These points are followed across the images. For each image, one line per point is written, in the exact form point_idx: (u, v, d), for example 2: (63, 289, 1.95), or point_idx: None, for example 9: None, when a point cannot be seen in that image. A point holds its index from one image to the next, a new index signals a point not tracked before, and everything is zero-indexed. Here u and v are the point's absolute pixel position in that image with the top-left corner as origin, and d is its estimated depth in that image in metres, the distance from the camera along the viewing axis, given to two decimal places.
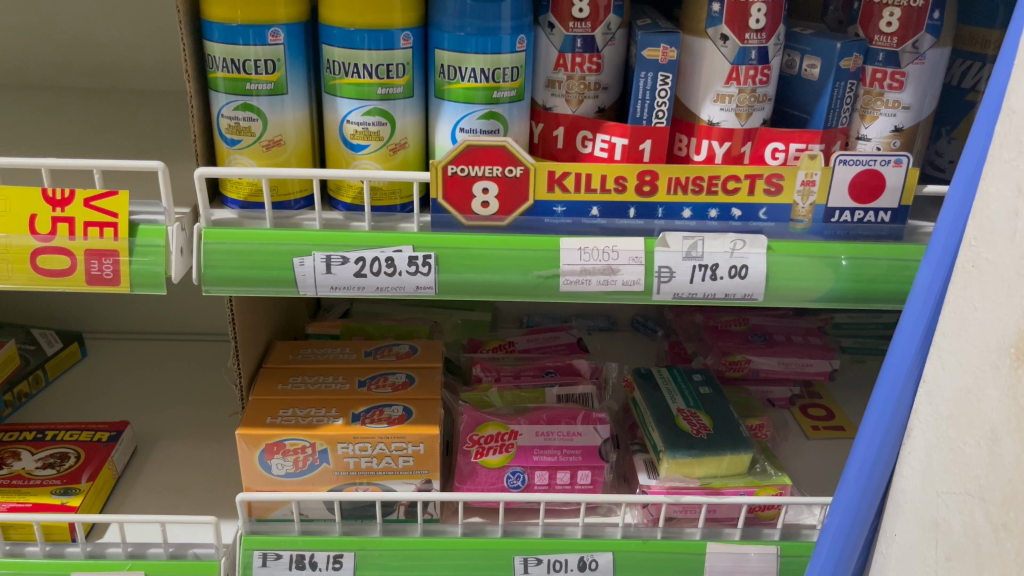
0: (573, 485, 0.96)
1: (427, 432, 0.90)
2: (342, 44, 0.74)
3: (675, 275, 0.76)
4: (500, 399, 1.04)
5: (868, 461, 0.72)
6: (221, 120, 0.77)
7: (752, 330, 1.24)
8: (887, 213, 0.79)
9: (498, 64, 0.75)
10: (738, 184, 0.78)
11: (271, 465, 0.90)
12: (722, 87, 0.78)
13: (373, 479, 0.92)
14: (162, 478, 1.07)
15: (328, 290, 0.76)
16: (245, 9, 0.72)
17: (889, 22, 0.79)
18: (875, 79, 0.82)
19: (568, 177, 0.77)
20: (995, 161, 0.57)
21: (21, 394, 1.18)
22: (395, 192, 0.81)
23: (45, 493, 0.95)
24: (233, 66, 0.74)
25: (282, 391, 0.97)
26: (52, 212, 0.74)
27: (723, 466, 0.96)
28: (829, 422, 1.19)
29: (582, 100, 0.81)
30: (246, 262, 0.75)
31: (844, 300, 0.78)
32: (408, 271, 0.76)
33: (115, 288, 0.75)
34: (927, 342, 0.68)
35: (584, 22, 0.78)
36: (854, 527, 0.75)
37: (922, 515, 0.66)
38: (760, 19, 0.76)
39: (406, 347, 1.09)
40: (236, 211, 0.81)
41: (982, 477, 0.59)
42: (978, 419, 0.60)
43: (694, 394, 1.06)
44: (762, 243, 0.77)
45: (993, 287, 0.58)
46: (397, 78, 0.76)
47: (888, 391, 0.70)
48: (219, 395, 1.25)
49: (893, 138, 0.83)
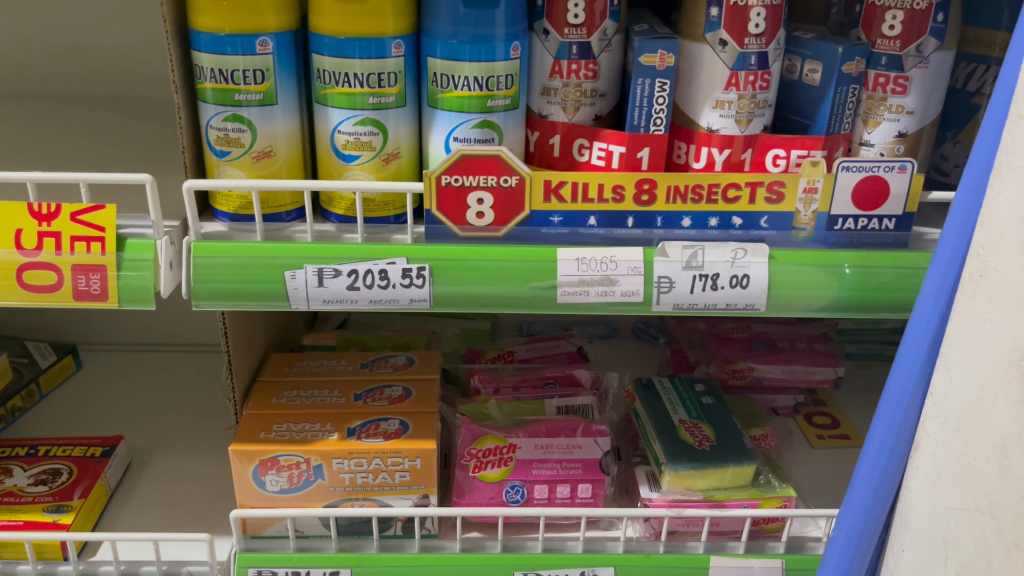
0: (573, 499, 0.93)
1: (423, 446, 0.88)
2: (333, 53, 0.73)
3: (676, 285, 0.74)
4: (499, 411, 1.02)
5: (874, 474, 0.70)
6: (209, 131, 0.75)
7: (756, 337, 1.22)
8: (892, 220, 0.77)
9: (492, 72, 0.73)
10: (738, 192, 0.76)
11: (266, 482, 0.89)
12: (722, 93, 0.77)
13: (370, 495, 0.90)
14: (156, 493, 1.05)
15: (320, 303, 0.74)
16: (233, 19, 0.71)
17: (892, 25, 0.78)
18: (878, 84, 0.80)
19: (564, 187, 0.75)
20: (1002, 168, 0.56)
21: (13, 409, 1.17)
22: (388, 204, 0.79)
23: (37, 511, 0.94)
24: (222, 77, 0.73)
25: (276, 405, 0.95)
26: (38, 227, 0.73)
27: (726, 479, 0.94)
28: (835, 430, 1.17)
29: (579, 107, 0.79)
30: (239, 275, 0.74)
31: (849, 309, 0.76)
32: (401, 284, 0.74)
33: (102, 304, 0.73)
34: (934, 353, 0.66)
35: (579, 27, 0.76)
36: (861, 542, 0.73)
37: (931, 530, 0.65)
38: (760, 23, 0.74)
39: (403, 358, 1.07)
40: (226, 224, 0.79)
41: (994, 494, 0.58)
42: (988, 433, 0.58)
43: (697, 405, 1.04)
44: (763, 251, 0.75)
45: (1002, 298, 0.56)
46: (389, 87, 0.74)
47: (894, 403, 0.68)
48: (215, 407, 1.24)
49: (897, 143, 0.82)
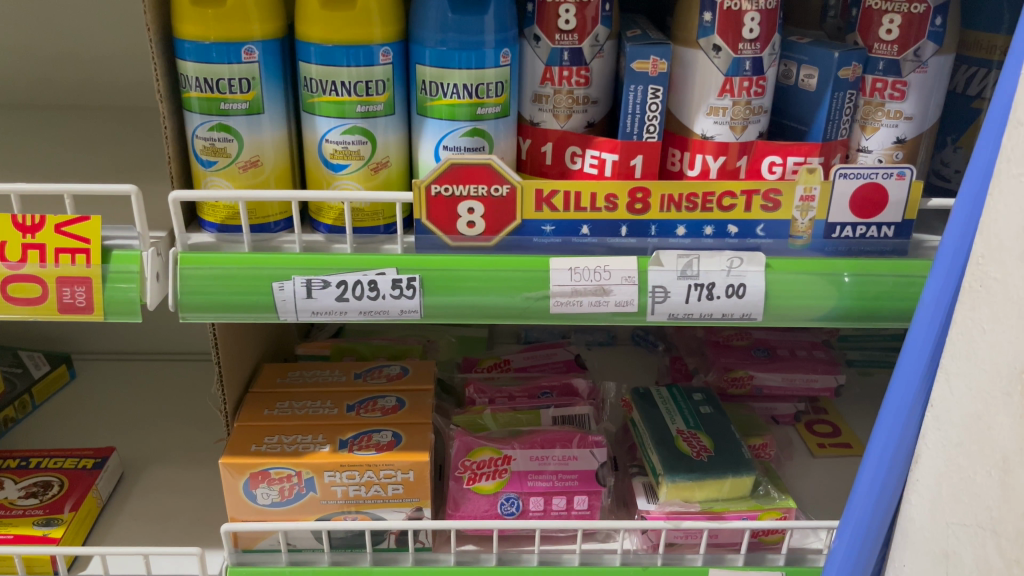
0: (570, 511, 0.92)
1: (416, 458, 0.87)
2: (320, 60, 0.72)
3: (670, 295, 0.73)
4: (494, 422, 1.01)
5: (874, 487, 0.69)
6: (195, 141, 0.74)
7: (755, 345, 1.21)
8: (891, 227, 0.76)
9: (481, 79, 0.72)
10: (734, 200, 0.74)
11: (256, 495, 0.87)
12: (716, 99, 0.75)
13: (362, 508, 0.89)
14: (149, 505, 1.04)
15: (309, 315, 0.73)
16: (217, 27, 0.70)
17: (889, 29, 0.76)
18: (875, 89, 0.79)
19: (556, 196, 0.73)
20: (1001, 175, 0.54)
21: (5, 421, 1.16)
22: (377, 213, 0.78)
23: (26, 525, 0.93)
24: (207, 86, 0.72)
25: (267, 417, 0.94)
26: (22, 239, 0.71)
27: (725, 490, 0.92)
28: (836, 439, 1.15)
29: (570, 114, 0.78)
30: (228, 287, 0.72)
31: (848, 319, 0.75)
32: (391, 295, 0.73)
33: (88, 316, 0.72)
34: (934, 365, 0.64)
35: (570, 33, 0.75)
36: (860, 556, 0.71)
37: (931, 546, 0.63)
38: (754, 28, 0.73)
39: (398, 368, 1.05)
40: (214, 235, 0.78)
41: (995, 510, 0.56)
42: (989, 448, 0.56)
43: (695, 414, 1.02)
44: (759, 260, 0.74)
45: (1002, 309, 0.55)
46: (377, 95, 0.73)
47: (893, 415, 0.67)
48: (209, 417, 1.22)
49: (895, 149, 0.80)
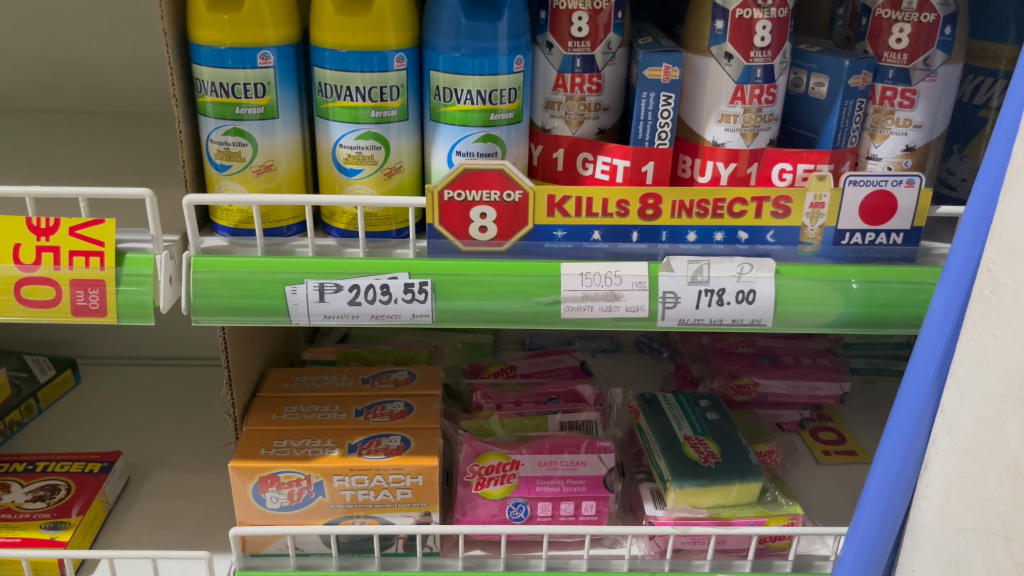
0: (577, 516, 0.92)
1: (425, 463, 0.87)
2: (334, 66, 0.72)
3: (681, 300, 0.73)
4: (502, 428, 1.01)
5: (884, 493, 0.69)
6: (209, 145, 0.74)
7: (760, 352, 1.21)
8: (900, 234, 0.76)
9: (495, 86, 0.73)
10: (744, 207, 0.75)
11: (266, 499, 0.87)
12: (727, 106, 0.76)
13: (371, 512, 0.89)
14: (155, 509, 1.04)
15: (322, 319, 0.73)
16: (233, 32, 0.70)
17: (898, 38, 0.77)
18: (885, 97, 0.79)
19: (568, 202, 0.74)
20: (1012, 182, 0.55)
21: (11, 424, 1.16)
22: (390, 218, 0.79)
23: (34, 528, 0.93)
24: (222, 90, 0.72)
25: (275, 421, 0.94)
26: (36, 242, 0.72)
27: (732, 496, 0.92)
28: (841, 446, 1.15)
29: (582, 121, 0.79)
30: (241, 290, 0.73)
31: (857, 325, 0.75)
32: (403, 299, 0.73)
33: (102, 319, 0.72)
34: (944, 370, 0.64)
35: (583, 41, 0.76)
36: (870, 562, 0.72)
37: (941, 551, 0.63)
38: (765, 36, 0.74)
39: (405, 373, 1.06)
40: (227, 238, 0.79)
41: (1006, 515, 0.57)
42: (998, 452, 0.57)
43: (702, 421, 1.03)
44: (769, 266, 0.74)
45: (1013, 315, 0.55)
46: (391, 100, 0.74)
47: (903, 421, 0.67)
48: (215, 421, 1.23)
49: (904, 157, 0.81)
